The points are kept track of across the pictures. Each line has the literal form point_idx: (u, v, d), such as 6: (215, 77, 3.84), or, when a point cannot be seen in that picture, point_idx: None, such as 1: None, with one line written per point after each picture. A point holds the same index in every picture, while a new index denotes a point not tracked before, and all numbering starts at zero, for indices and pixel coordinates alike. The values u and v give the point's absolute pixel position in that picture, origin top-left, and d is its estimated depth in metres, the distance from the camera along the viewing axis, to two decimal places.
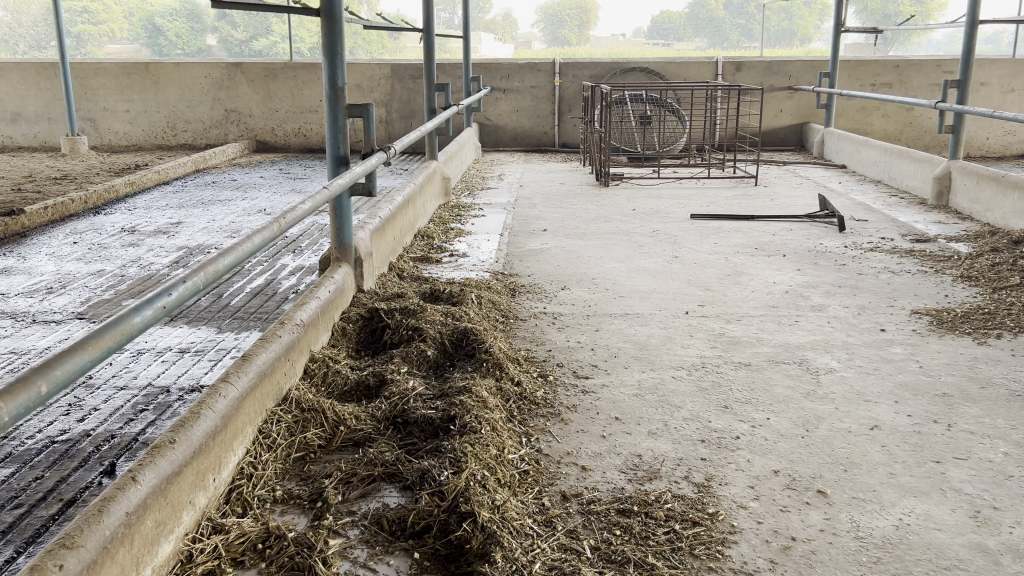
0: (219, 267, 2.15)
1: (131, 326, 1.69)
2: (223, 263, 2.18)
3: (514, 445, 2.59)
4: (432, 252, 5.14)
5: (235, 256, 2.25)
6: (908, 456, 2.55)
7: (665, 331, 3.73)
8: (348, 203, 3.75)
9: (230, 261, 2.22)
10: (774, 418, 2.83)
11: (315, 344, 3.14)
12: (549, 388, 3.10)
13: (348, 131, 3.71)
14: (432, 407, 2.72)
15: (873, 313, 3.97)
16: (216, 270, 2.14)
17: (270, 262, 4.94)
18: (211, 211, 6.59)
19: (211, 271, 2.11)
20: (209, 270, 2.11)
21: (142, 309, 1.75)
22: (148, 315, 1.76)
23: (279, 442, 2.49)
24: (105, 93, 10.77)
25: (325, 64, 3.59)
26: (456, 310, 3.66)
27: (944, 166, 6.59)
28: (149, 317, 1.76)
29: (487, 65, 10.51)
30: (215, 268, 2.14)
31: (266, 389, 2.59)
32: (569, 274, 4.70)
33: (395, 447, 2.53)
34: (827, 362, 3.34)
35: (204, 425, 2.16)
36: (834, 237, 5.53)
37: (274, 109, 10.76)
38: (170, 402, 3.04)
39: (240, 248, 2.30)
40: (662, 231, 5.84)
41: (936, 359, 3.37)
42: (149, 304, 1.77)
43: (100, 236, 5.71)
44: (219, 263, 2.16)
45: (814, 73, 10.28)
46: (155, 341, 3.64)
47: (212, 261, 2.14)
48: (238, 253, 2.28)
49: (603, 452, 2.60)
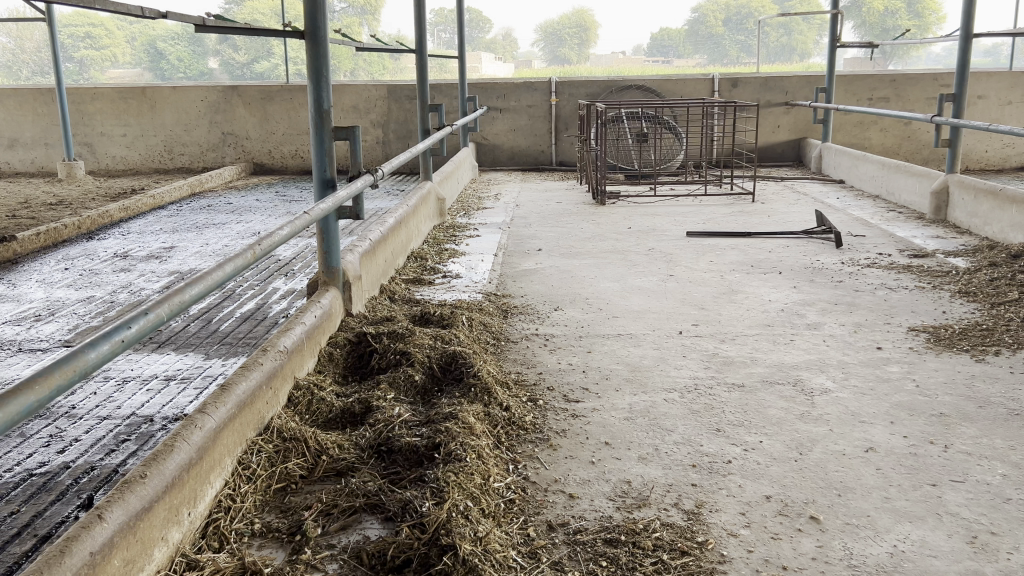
0: (187, 297, 2.09)
1: (84, 363, 1.63)
2: (191, 293, 2.12)
3: (500, 473, 2.53)
4: (425, 273, 5.10)
5: (204, 285, 2.20)
6: (903, 479, 2.49)
7: (658, 352, 3.67)
8: (335, 225, 3.71)
9: (199, 291, 2.16)
10: (767, 441, 2.77)
11: (300, 371, 3.09)
12: (538, 412, 3.04)
13: (335, 153, 3.67)
14: (417, 434, 2.67)
15: (869, 330, 3.92)
16: (184, 299, 2.08)
17: (261, 286, 4.90)
18: (205, 235, 6.57)
19: (178, 301, 2.05)
20: (176, 300, 2.05)
21: (98, 345, 1.69)
22: (103, 350, 1.70)
23: (258, 473, 2.44)
24: (102, 118, 10.80)
25: (311, 87, 3.56)
26: (446, 332, 3.60)
27: (942, 181, 6.54)
28: (105, 352, 1.70)
29: (483, 85, 10.51)
30: (182, 297, 2.09)
31: (246, 419, 2.54)
32: (563, 295, 4.65)
33: (378, 477, 2.47)
34: (822, 382, 3.28)
35: (178, 459, 2.10)
36: (831, 254, 5.48)
37: (271, 131, 10.77)
38: (153, 432, 2.99)
39: (211, 277, 2.25)
40: (657, 249, 5.80)
41: (932, 377, 3.31)
42: (107, 339, 1.72)
43: (93, 262, 5.68)
44: (187, 293, 2.10)
45: (811, 88, 10.27)
46: (141, 369, 3.59)
47: (179, 290, 2.08)
48: (208, 282, 2.22)
49: (591, 478, 2.54)
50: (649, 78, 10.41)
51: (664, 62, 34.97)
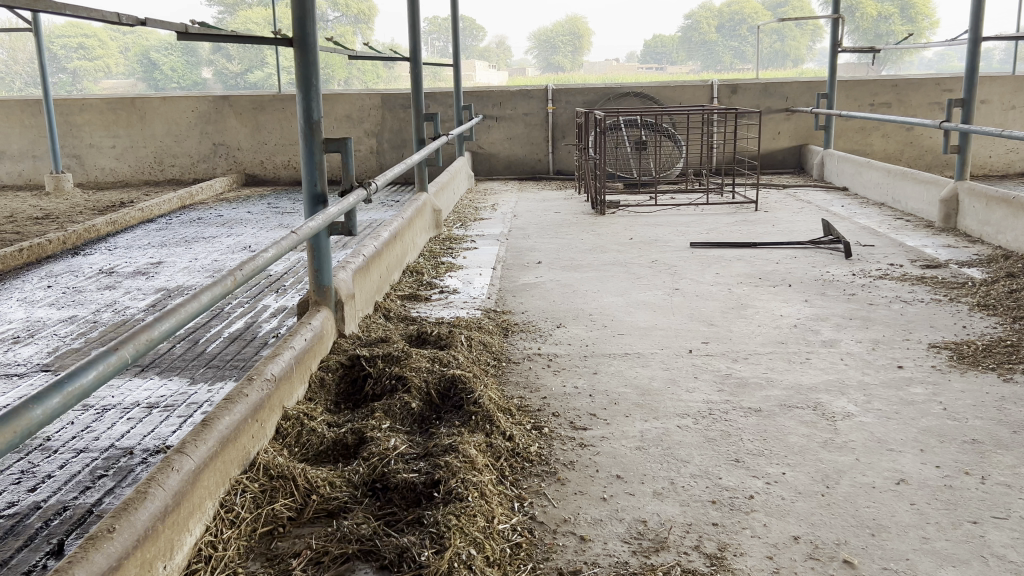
0: (157, 333, 1.79)
1: (27, 422, 1.33)
2: (161, 330, 1.83)
3: (505, 513, 2.33)
4: (421, 289, 4.91)
5: (176, 319, 1.91)
6: (941, 516, 2.30)
7: (668, 373, 3.49)
8: (327, 243, 3.51)
9: (171, 326, 1.87)
10: (790, 472, 2.59)
11: (289, 400, 2.89)
12: (544, 441, 2.85)
13: (325, 167, 3.47)
14: (415, 469, 2.48)
15: (887, 348, 3.73)
16: (153, 336, 1.79)
17: (251, 304, 4.70)
18: (194, 249, 6.37)
19: (146, 339, 1.77)
20: (144, 338, 1.76)
21: (46, 398, 1.40)
22: (54, 405, 1.40)
23: (242, 516, 2.24)
24: (90, 130, 10.61)
25: (299, 97, 3.36)
26: (444, 354, 3.40)
27: (951, 188, 6.38)
28: (55, 406, 1.41)
29: (477, 94, 10.35)
30: (151, 335, 1.79)
31: (228, 457, 2.34)
32: (565, 311, 4.46)
33: (373, 518, 2.28)
34: (843, 406, 3.09)
35: (152, 508, 1.90)
36: (841, 265, 5.30)
37: (263, 141, 10.59)
38: (132, 466, 2.79)
39: (185, 308, 1.97)
40: (661, 261, 5.61)
41: (960, 400, 3.12)
42: (58, 390, 1.43)
43: (77, 279, 5.47)
44: (157, 329, 1.82)
45: (811, 93, 10.12)
46: (122, 396, 3.39)
47: (147, 326, 1.79)
48: (181, 316, 1.94)
49: (604, 518, 2.35)
50: (646, 85, 10.26)
51: (658, 69, 34.97)
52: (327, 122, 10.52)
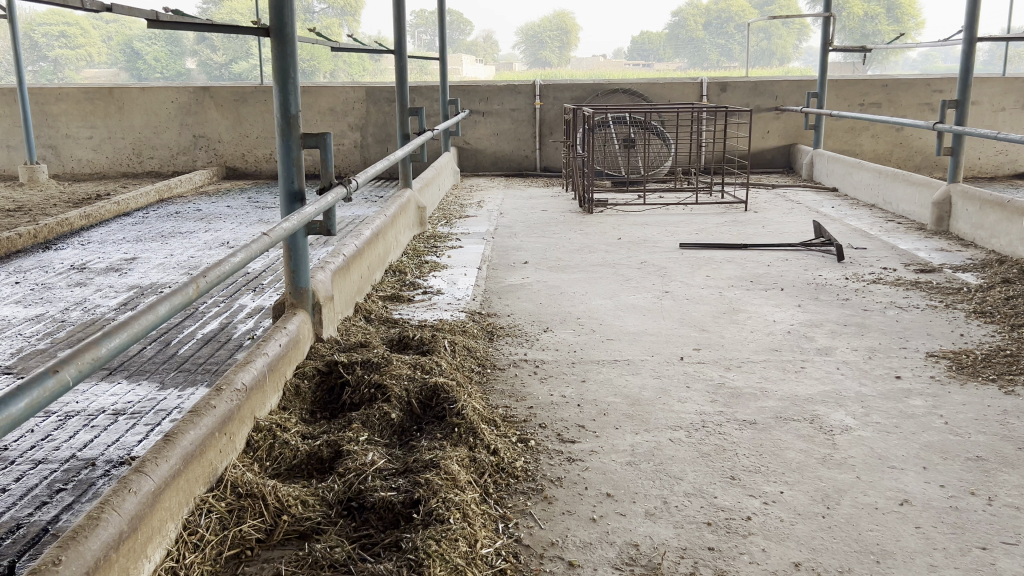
0: (105, 351, 1.60)
1: None
2: (108, 347, 1.61)
3: (489, 536, 2.19)
4: (404, 289, 4.76)
5: (128, 335, 1.69)
6: (948, 542, 2.19)
7: (659, 382, 3.36)
8: (304, 242, 3.36)
9: (120, 342, 1.66)
10: (789, 491, 2.46)
11: (261, 410, 2.73)
12: (530, 456, 2.71)
13: (303, 163, 3.31)
14: (393, 487, 2.33)
15: (884, 357, 3.61)
16: (98, 355, 1.58)
17: (227, 303, 4.54)
18: (170, 245, 6.18)
19: (90, 359, 1.55)
20: (87, 357, 1.55)
21: None
22: None
23: (207, 539, 2.09)
24: (67, 120, 10.37)
25: (276, 90, 3.20)
26: (426, 360, 3.25)
27: (943, 190, 6.30)
28: None
29: (464, 88, 10.19)
30: (99, 353, 1.59)
31: (193, 474, 2.18)
32: (553, 314, 4.33)
33: (347, 541, 2.13)
34: (841, 419, 2.97)
35: (104, 536, 1.73)
36: (834, 268, 5.19)
37: (244, 134, 10.39)
38: (93, 479, 2.63)
39: (139, 321, 1.76)
40: (651, 262, 5.48)
41: (961, 413, 3.00)
42: None
43: (47, 275, 5.28)
44: (104, 347, 1.60)
45: (801, 93, 10.03)
46: (87, 402, 3.22)
47: (94, 343, 1.59)
48: (134, 330, 1.72)
49: (593, 541, 2.22)
50: (635, 81, 10.13)
51: (646, 67, 35.01)
52: (310, 114, 10.32)
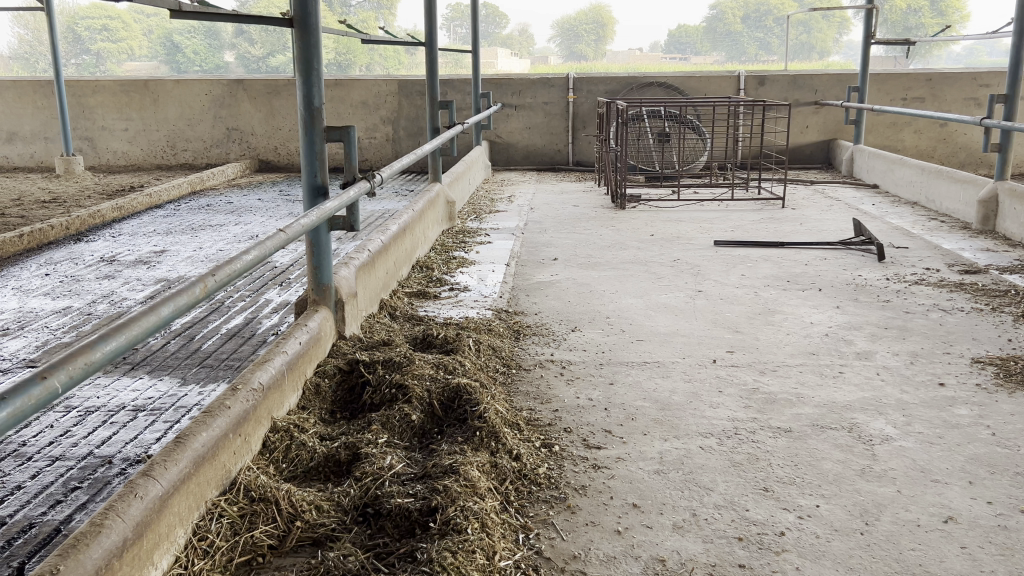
0: (100, 354, 1.52)
1: None
2: (103, 351, 1.53)
3: (508, 547, 2.11)
4: (431, 285, 4.69)
5: (126, 338, 1.61)
6: (996, 564, 2.06)
7: (690, 386, 3.24)
8: (326, 237, 3.29)
9: (117, 346, 1.58)
10: (825, 505, 2.34)
11: (279, 410, 2.67)
12: (554, 462, 2.61)
13: (326, 156, 3.24)
14: (411, 493, 2.25)
15: (927, 362, 3.46)
16: (92, 361, 1.50)
17: (252, 298, 4.50)
18: (199, 238, 6.17)
19: (83, 363, 1.47)
20: (79, 362, 1.46)
21: None
22: None
23: (217, 545, 2.03)
24: (103, 112, 10.46)
25: (299, 82, 3.14)
26: (450, 360, 3.17)
27: (990, 188, 6.08)
28: None
29: (497, 81, 10.10)
30: (93, 357, 1.51)
31: (205, 477, 2.12)
32: (582, 312, 4.23)
33: (362, 550, 2.06)
34: (881, 429, 2.84)
35: (107, 543, 1.67)
36: (874, 268, 5.02)
37: (277, 127, 10.39)
38: (109, 477, 2.58)
39: (138, 324, 1.68)
40: (683, 260, 5.35)
41: (1009, 424, 2.85)
42: None
43: (76, 267, 5.29)
44: (98, 352, 1.52)
45: (842, 87, 9.79)
46: (107, 398, 3.18)
47: (89, 346, 1.51)
48: (131, 333, 1.64)
49: (617, 555, 2.12)
50: (671, 75, 9.97)
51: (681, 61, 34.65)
52: (342, 107, 10.30)
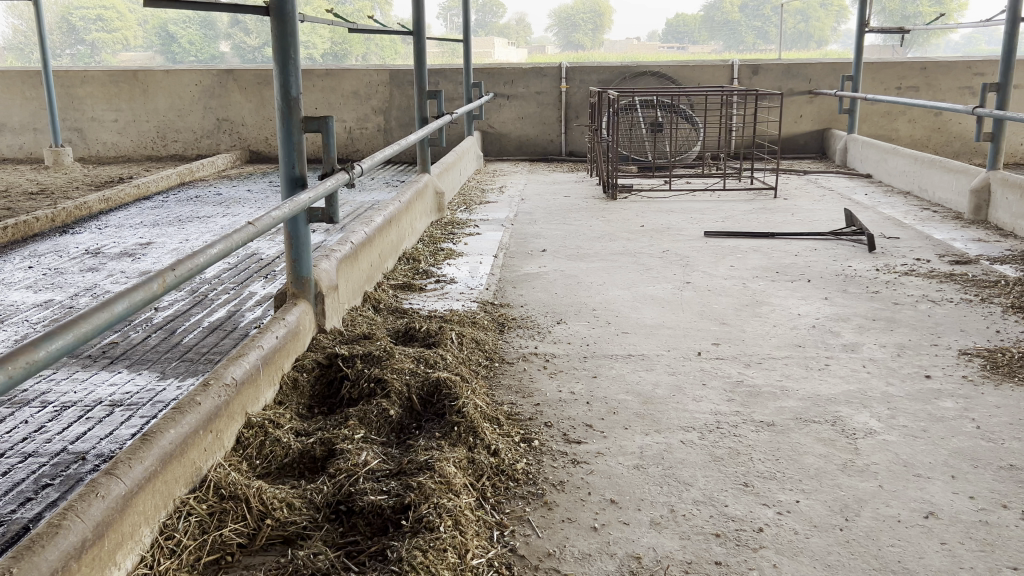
0: (43, 354, 1.48)
1: None
2: (47, 350, 1.50)
3: (482, 546, 2.07)
4: (417, 277, 4.65)
5: (74, 335, 1.58)
6: (975, 560, 2.03)
7: (674, 378, 3.21)
8: (306, 230, 3.25)
9: (63, 344, 1.54)
10: (805, 501, 2.31)
11: (254, 405, 2.64)
12: (533, 457, 2.58)
13: (304, 148, 3.19)
14: (384, 490, 2.21)
15: (914, 354, 3.43)
16: (35, 359, 1.46)
17: (236, 290, 4.46)
18: (186, 229, 6.12)
19: (25, 362, 1.44)
20: (22, 361, 1.43)
21: None
22: None
23: (184, 544, 1.99)
24: (92, 103, 10.39)
25: (276, 72, 3.09)
26: (431, 353, 3.13)
27: (982, 178, 6.04)
28: None
29: (489, 71, 10.03)
30: (37, 356, 1.47)
31: (172, 474, 2.09)
32: (568, 304, 4.19)
33: (332, 548, 2.03)
34: (865, 422, 2.81)
35: (64, 544, 1.64)
36: (864, 259, 4.98)
37: (268, 117, 10.34)
38: (81, 474, 2.54)
39: (87, 320, 1.64)
40: (673, 251, 5.31)
41: (995, 417, 2.82)
42: None
43: (60, 259, 5.24)
44: (42, 350, 1.49)
45: (836, 76, 9.74)
46: (85, 393, 3.14)
47: (33, 346, 1.47)
48: (80, 330, 1.61)
49: (592, 552, 2.09)
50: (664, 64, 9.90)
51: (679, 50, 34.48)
52: (334, 98, 10.23)
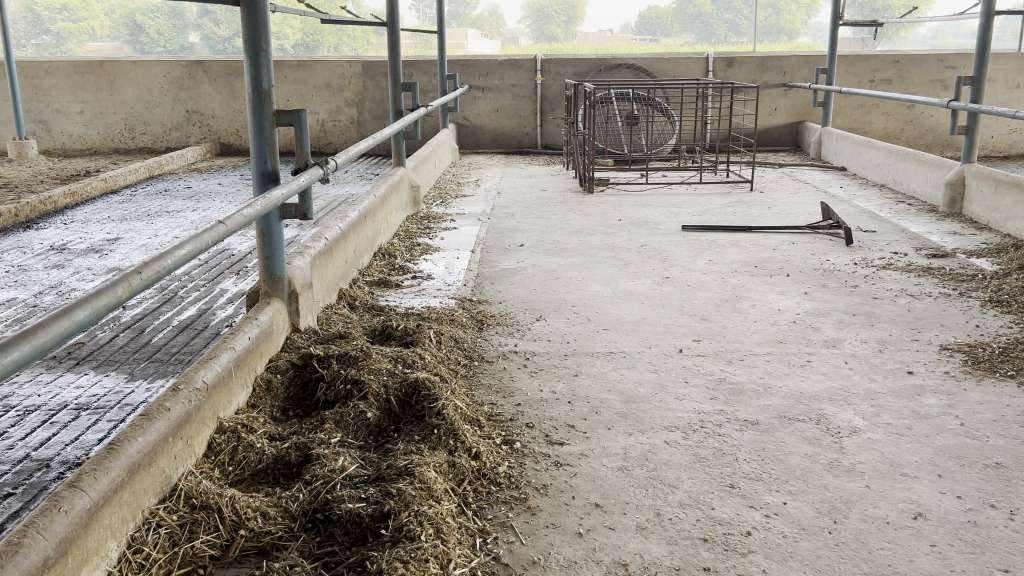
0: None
1: None
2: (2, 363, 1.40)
3: (464, 555, 2.01)
4: (393, 274, 4.56)
5: (31, 346, 1.48)
6: (966, 562, 2.00)
7: (656, 376, 3.16)
8: (279, 227, 3.15)
9: (19, 356, 1.44)
10: (793, 503, 2.27)
11: (226, 409, 2.55)
12: (515, 460, 2.52)
13: (276, 142, 3.10)
14: (363, 497, 2.14)
15: (895, 349, 3.41)
16: None
17: (207, 287, 4.34)
18: (155, 224, 5.98)
19: None
20: None
21: None
22: None
23: (154, 558, 1.91)
24: (57, 94, 10.15)
25: (246, 63, 2.99)
26: (409, 353, 3.05)
27: (957, 171, 6.06)
28: None
29: (463, 63, 9.92)
30: None
31: (141, 485, 2.00)
32: (548, 301, 4.13)
33: (308, 560, 1.95)
34: (849, 419, 2.78)
35: (24, 565, 1.55)
36: (842, 253, 4.97)
37: (239, 109, 10.16)
38: (45, 482, 2.44)
39: (47, 329, 1.54)
40: (651, 246, 5.27)
41: (978, 414, 2.80)
42: None
43: (24, 256, 5.09)
44: None
45: (810, 68, 9.76)
46: (49, 397, 3.03)
47: None
48: (38, 340, 1.51)
49: (577, 560, 2.03)
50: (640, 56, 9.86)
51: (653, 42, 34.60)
52: (306, 89, 10.08)
